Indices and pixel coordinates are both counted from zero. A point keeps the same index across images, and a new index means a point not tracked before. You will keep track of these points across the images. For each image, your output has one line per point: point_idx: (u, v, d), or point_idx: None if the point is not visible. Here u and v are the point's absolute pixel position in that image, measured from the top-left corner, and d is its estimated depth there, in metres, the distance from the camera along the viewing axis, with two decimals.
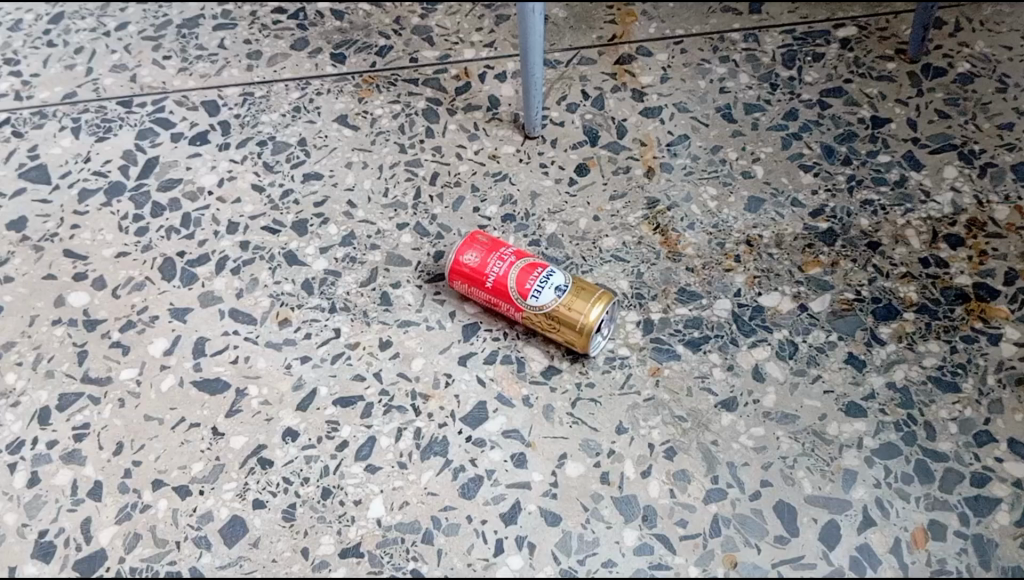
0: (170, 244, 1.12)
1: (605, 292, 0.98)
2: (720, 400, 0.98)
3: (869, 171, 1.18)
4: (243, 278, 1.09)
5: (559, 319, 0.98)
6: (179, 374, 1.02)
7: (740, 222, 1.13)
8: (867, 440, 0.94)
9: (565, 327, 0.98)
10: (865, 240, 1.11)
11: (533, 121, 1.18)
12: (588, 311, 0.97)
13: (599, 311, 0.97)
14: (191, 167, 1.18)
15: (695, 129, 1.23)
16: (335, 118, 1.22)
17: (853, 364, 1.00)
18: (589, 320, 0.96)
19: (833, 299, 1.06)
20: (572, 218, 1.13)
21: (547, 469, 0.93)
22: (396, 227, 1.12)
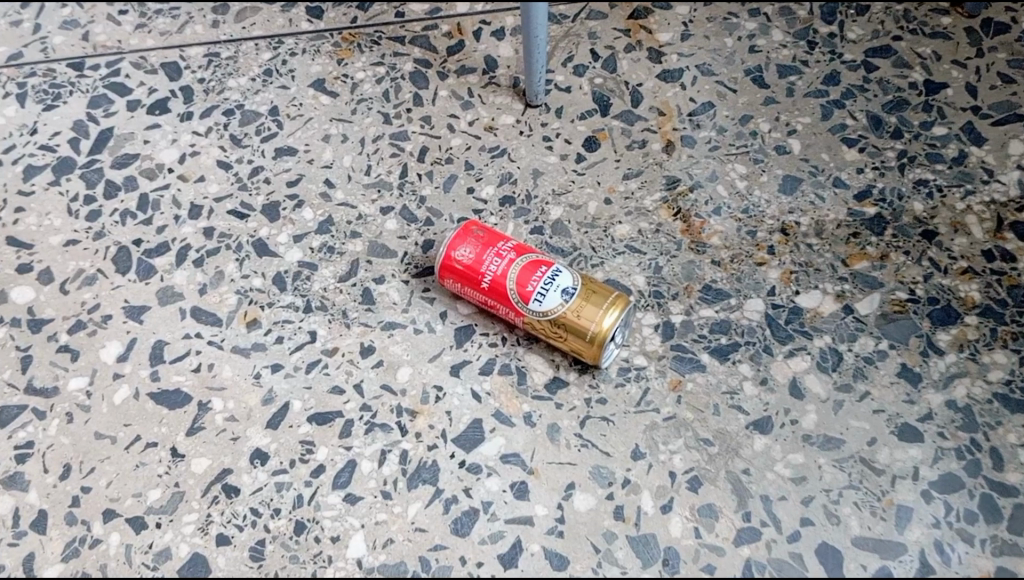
0: (125, 231, 0.96)
1: (621, 295, 0.85)
2: (752, 420, 0.85)
3: (922, 146, 1.03)
4: (207, 271, 0.93)
5: (566, 326, 0.84)
6: (134, 385, 0.86)
7: (774, 207, 0.99)
8: (923, 470, 0.83)
9: (572, 335, 0.84)
10: (919, 228, 0.97)
11: (536, 88, 1.03)
12: (600, 318, 0.83)
13: (614, 318, 0.84)
14: (149, 140, 1.02)
15: (721, 96, 1.07)
16: (310, 83, 1.07)
17: (906, 378, 0.88)
18: (602, 329, 0.83)
19: (883, 299, 0.93)
20: (580, 201, 0.99)
21: (551, 502, 0.81)
22: (379, 212, 0.97)
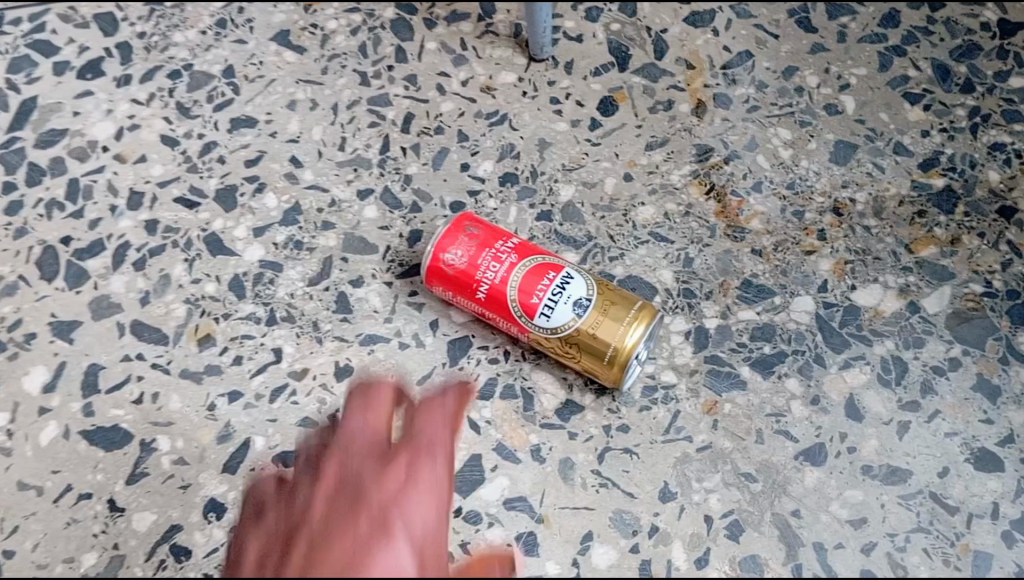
0: (51, 226, 0.81)
1: (646, 304, 0.70)
2: (802, 449, 0.72)
3: (998, 102, 0.86)
4: (150, 276, 0.79)
5: (580, 344, 0.70)
6: (64, 421, 0.73)
7: (824, 180, 0.83)
8: (1004, 506, 0.70)
9: (587, 354, 0.70)
10: (995, 204, 0.81)
11: (541, 40, 0.85)
12: (622, 335, 0.69)
13: (638, 334, 0.69)
14: (79, 111, 0.86)
15: (761, 44, 0.89)
16: (272, 36, 0.90)
17: (983, 393, 0.74)
18: (624, 349, 0.69)
19: (955, 294, 0.78)
20: (595, 178, 0.83)
21: (566, 557, 0.69)
22: (356, 196, 0.82)
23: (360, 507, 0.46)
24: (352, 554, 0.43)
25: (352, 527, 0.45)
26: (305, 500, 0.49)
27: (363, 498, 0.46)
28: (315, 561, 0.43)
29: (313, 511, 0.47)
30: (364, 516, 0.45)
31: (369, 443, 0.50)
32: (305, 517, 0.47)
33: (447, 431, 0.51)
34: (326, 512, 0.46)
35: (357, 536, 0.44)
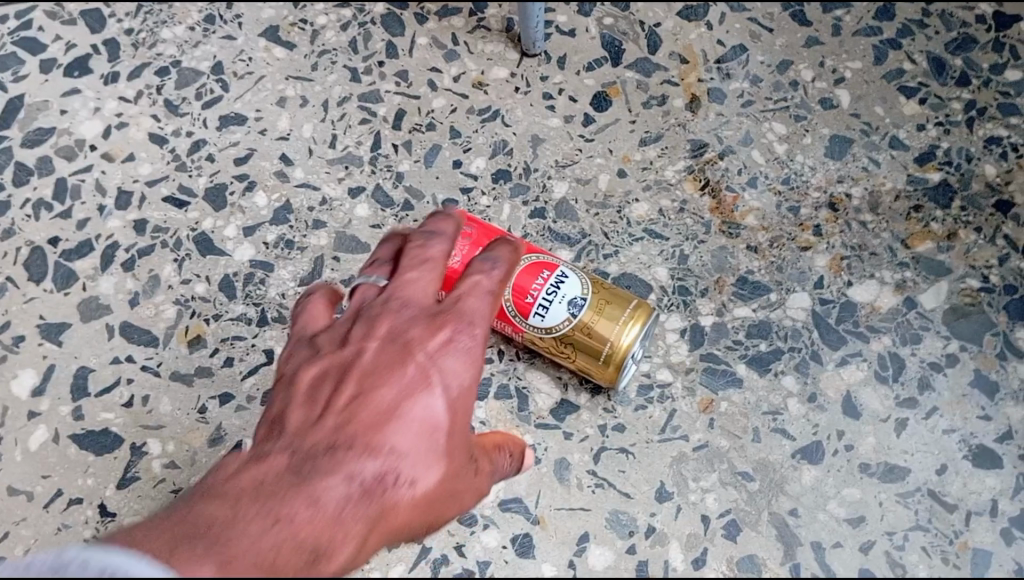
0: (39, 227, 0.80)
1: (642, 303, 0.69)
2: (799, 447, 0.72)
3: (993, 95, 0.85)
4: (139, 277, 0.78)
5: (574, 343, 0.69)
6: (54, 425, 0.72)
7: (820, 175, 0.82)
8: (1002, 503, 0.70)
9: (582, 353, 0.69)
10: (991, 198, 0.80)
11: (533, 34, 0.84)
12: (618, 334, 0.68)
13: (634, 333, 0.68)
14: (66, 110, 0.85)
15: (755, 37, 0.88)
16: (262, 32, 0.89)
17: (980, 389, 0.73)
18: (620, 348, 0.68)
19: (952, 290, 0.77)
20: (589, 174, 0.82)
21: (562, 558, 0.68)
22: (347, 194, 0.81)
23: (418, 347, 0.51)
24: (409, 386, 0.49)
25: (409, 365, 0.50)
26: (368, 318, 0.52)
27: (424, 334, 0.51)
28: (364, 401, 0.48)
29: (376, 335, 0.51)
30: (422, 355, 0.50)
31: (427, 284, 0.55)
32: (365, 337, 0.51)
33: (495, 290, 0.56)
34: (378, 359, 0.50)
35: (413, 374, 0.49)
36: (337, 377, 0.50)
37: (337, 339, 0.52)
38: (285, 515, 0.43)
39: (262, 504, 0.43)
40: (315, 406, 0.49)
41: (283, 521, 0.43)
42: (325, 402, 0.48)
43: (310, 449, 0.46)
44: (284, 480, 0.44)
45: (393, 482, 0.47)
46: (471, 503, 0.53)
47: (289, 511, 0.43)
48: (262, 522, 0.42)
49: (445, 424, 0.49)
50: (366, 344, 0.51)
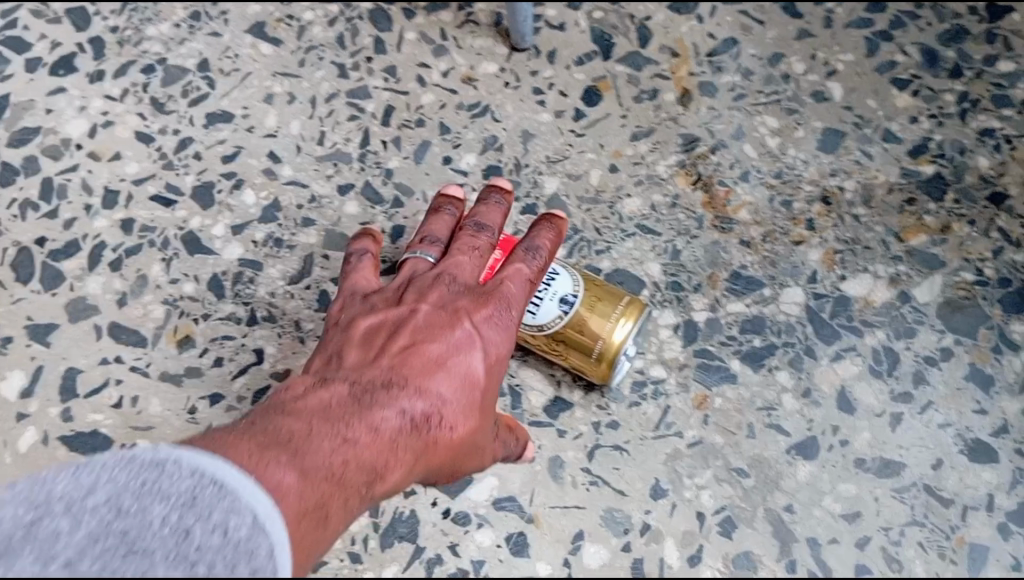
0: (25, 227, 0.78)
1: (634, 300, 0.69)
2: (794, 443, 0.71)
3: (987, 87, 0.84)
4: (127, 277, 0.77)
5: (566, 342, 0.68)
6: (43, 427, 0.71)
7: (812, 169, 0.81)
8: (999, 497, 0.69)
9: (575, 351, 0.68)
10: (985, 190, 0.80)
11: (522, 29, 0.83)
12: (609, 331, 0.67)
13: (626, 330, 0.67)
14: (52, 109, 0.84)
15: (746, 30, 0.88)
16: (248, 29, 0.88)
17: (976, 383, 0.73)
18: (612, 346, 0.67)
19: (946, 283, 0.76)
20: (580, 170, 0.81)
21: (557, 557, 0.68)
22: (336, 191, 0.80)
23: (464, 314, 0.61)
24: (453, 344, 0.59)
25: (455, 327, 0.60)
26: (422, 284, 0.64)
27: (468, 303, 0.62)
28: (418, 349, 0.58)
29: (429, 298, 0.62)
30: (467, 320, 0.60)
31: (477, 264, 0.66)
32: (420, 300, 0.62)
33: (532, 278, 0.65)
34: (429, 320, 0.60)
35: (458, 334, 0.59)
36: (395, 330, 0.60)
37: (396, 300, 0.63)
38: (351, 434, 0.51)
39: (331, 424, 0.52)
40: (371, 354, 0.59)
41: (350, 441, 0.51)
42: (383, 350, 0.59)
43: (369, 384, 0.56)
44: (348, 408, 0.53)
45: (435, 423, 0.55)
46: (486, 462, 0.62)
47: (353, 432, 0.52)
48: (331, 437, 0.50)
49: (480, 383, 0.58)
50: (420, 306, 0.62)
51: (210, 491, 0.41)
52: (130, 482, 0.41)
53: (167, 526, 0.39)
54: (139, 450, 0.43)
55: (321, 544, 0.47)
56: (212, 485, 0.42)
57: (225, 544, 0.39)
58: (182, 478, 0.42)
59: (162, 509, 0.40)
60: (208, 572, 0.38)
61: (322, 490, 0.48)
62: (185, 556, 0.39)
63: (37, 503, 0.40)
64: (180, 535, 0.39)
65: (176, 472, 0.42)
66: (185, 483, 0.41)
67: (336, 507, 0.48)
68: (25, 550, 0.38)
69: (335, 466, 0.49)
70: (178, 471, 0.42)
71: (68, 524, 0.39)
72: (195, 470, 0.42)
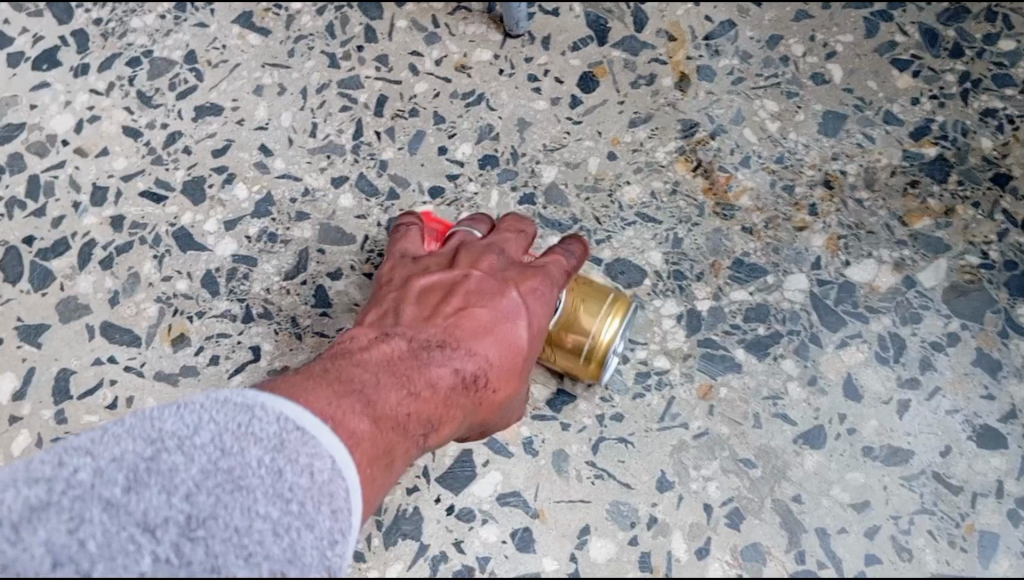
0: (12, 226, 0.77)
1: (619, 297, 0.66)
2: (800, 432, 0.70)
3: (988, 66, 0.83)
4: (118, 275, 0.75)
5: (554, 347, 0.67)
6: (36, 430, 0.70)
7: (814, 153, 0.80)
8: (1008, 483, 0.68)
9: (562, 353, 0.67)
10: (989, 171, 0.79)
11: (516, 15, 0.82)
12: (597, 335, 0.65)
13: (613, 331, 0.66)
14: (36, 104, 0.82)
15: (743, 13, 0.86)
16: (235, 19, 0.86)
17: (983, 367, 0.72)
18: (600, 349, 0.66)
19: (951, 267, 0.75)
20: (578, 158, 0.80)
21: (562, 552, 0.67)
22: (330, 184, 0.78)
23: (513, 284, 0.59)
24: (506, 310, 0.57)
25: (506, 295, 0.58)
26: (473, 251, 0.62)
27: (517, 274, 0.60)
28: (473, 312, 0.57)
29: (482, 264, 0.61)
30: (516, 288, 0.59)
31: (521, 243, 0.65)
32: (472, 264, 0.61)
33: (569, 271, 0.64)
34: (482, 285, 0.59)
35: (511, 301, 0.58)
36: (449, 289, 0.59)
37: (447, 262, 0.62)
38: (413, 386, 0.52)
39: (396, 377, 0.52)
40: (427, 309, 0.58)
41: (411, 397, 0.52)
42: (438, 308, 0.58)
43: (426, 341, 0.55)
44: (409, 363, 0.53)
45: (485, 384, 0.55)
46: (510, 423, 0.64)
47: (414, 387, 0.52)
48: (397, 389, 0.51)
49: (527, 350, 0.58)
50: (473, 268, 0.60)
51: (296, 437, 0.43)
52: (228, 423, 0.42)
53: (264, 467, 0.41)
54: (229, 393, 0.44)
55: (381, 488, 0.49)
56: (296, 431, 0.43)
57: (312, 486, 0.41)
58: (270, 422, 0.43)
59: (257, 451, 0.42)
60: (301, 510, 0.40)
61: (387, 439, 0.49)
62: (282, 494, 0.40)
63: (150, 438, 0.41)
64: (275, 476, 0.41)
65: (264, 416, 0.43)
66: (272, 427, 0.43)
67: (398, 455, 0.50)
68: (151, 482, 0.39)
69: (399, 417, 0.51)
70: (265, 416, 0.43)
71: (183, 460, 0.40)
72: (280, 416, 0.44)
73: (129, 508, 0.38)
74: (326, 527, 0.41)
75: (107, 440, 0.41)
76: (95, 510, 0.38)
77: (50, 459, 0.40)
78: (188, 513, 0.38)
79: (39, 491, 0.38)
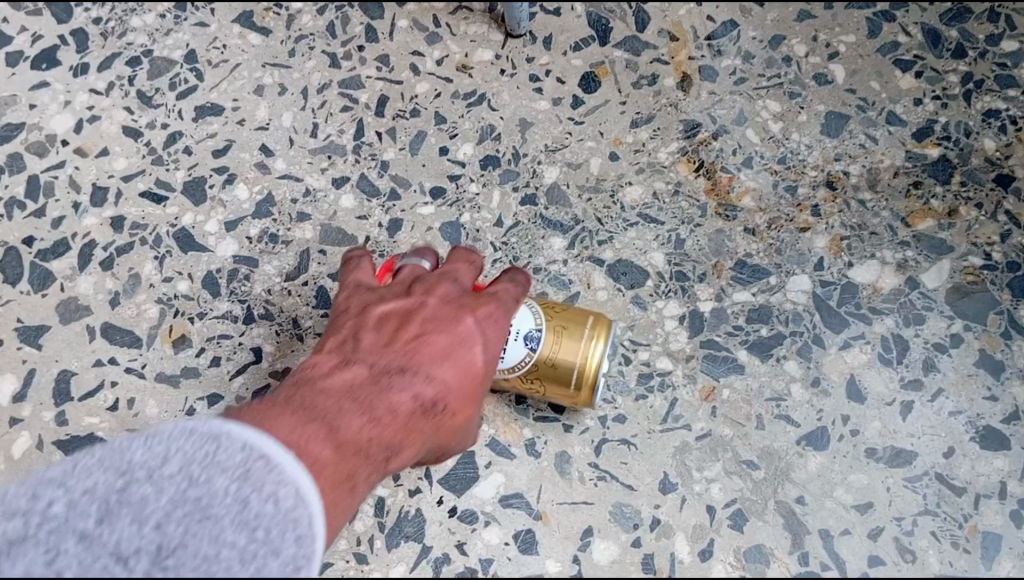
0: (12, 227, 0.76)
1: (597, 318, 0.66)
2: (803, 434, 0.70)
3: (991, 67, 0.82)
4: (119, 276, 0.75)
5: (543, 378, 0.65)
6: (37, 432, 0.70)
7: (816, 154, 0.80)
8: (1011, 485, 0.68)
9: (550, 384, 0.66)
10: (992, 172, 0.79)
11: (518, 15, 0.81)
12: (584, 357, 0.64)
13: (599, 350, 0.65)
14: (35, 104, 0.81)
15: (746, 12, 0.85)
16: (236, 18, 0.85)
17: (986, 369, 0.72)
18: (589, 370, 0.64)
19: (954, 268, 0.75)
20: (580, 158, 0.80)
21: (565, 554, 0.67)
22: (332, 185, 0.78)
23: (470, 308, 0.57)
24: (462, 334, 0.55)
25: (463, 320, 0.56)
26: (427, 278, 0.60)
27: (473, 298, 0.58)
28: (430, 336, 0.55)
29: (437, 290, 0.58)
30: (472, 314, 0.57)
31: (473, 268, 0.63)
32: (428, 290, 0.58)
33: (517, 298, 0.61)
34: (440, 309, 0.57)
35: (468, 325, 0.56)
36: (405, 315, 0.56)
37: (403, 289, 0.59)
38: (375, 412, 0.51)
39: (356, 404, 0.50)
40: (385, 336, 0.55)
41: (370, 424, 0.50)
42: (396, 333, 0.55)
43: (385, 367, 0.53)
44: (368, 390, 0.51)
45: (444, 409, 0.53)
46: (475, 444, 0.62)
47: (375, 413, 0.51)
48: (358, 414, 0.50)
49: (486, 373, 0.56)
50: (430, 295, 0.58)
51: (261, 465, 0.40)
52: (195, 452, 0.40)
53: (230, 495, 0.38)
54: (196, 421, 0.41)
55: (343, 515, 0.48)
56: (262, 459, 0.41)
57: (279, 514, 0.39)
58: (235, 449, 0.40)
59: (224, 480, 0.39)
60: (267, 537, 0.38)
61: (349, 464, 0.48)
62: (248, 522, 0.38)
63: (121, 469, 0.39)
64: (242, 504, 0.38)
65: (230, 443, 0.40)
66: (238, 455, 0.40)
67: (360, 481, 0.49)
68: (124, 513, 0.37)
69: (360, 443, 0.49)
70: (231, 443, 0.41)
71: (152, 490, 0.38)
72: (247, 443, 0.41)
73: (102, 538, 0.36)
74: (291, 555, 0.38)
75: (80, 471, 0.39)
76: (70, 542, 0.36)
77: (24, 491, 0.38)
78: (160, 542, 0.36)
79: (16, 524, 0.36)
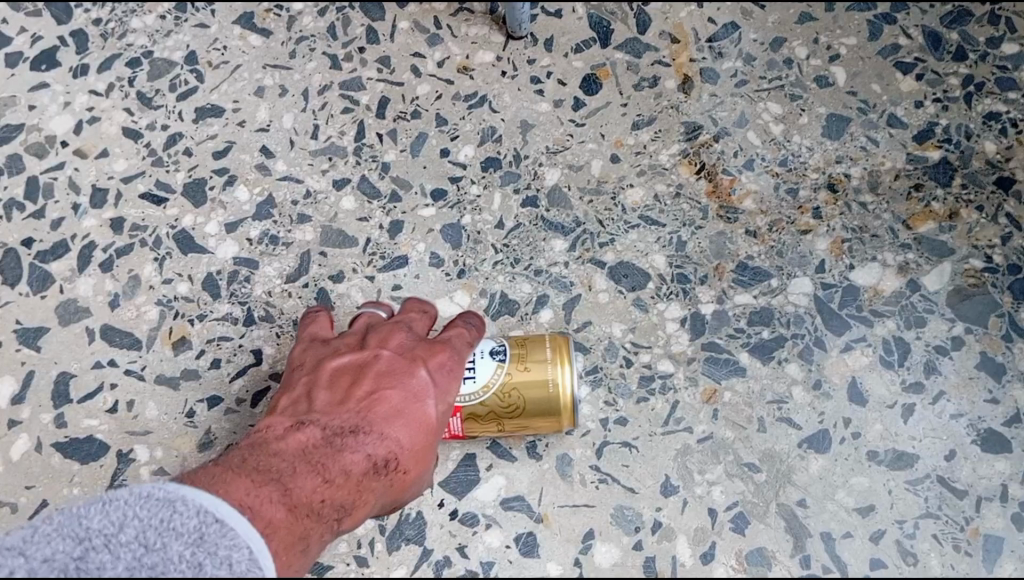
0: (11, 228, 0.76)
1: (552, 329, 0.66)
2: (805, 436, 0.70)
3: (992, 69, 0.82)
4: (118, 277, 0.74)
5: (519, 388, 0.63)
6: (36, 434, 0.70)
7: (817, 156, 0.80)
8: (1013, 488, 0.68)
9: (527, 395, 0.64)
10: (993, 174, 0.79)
11: (519, 16, 0.80)
12: (549, 355, 0.64)
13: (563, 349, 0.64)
14: (35, 105, 0.81)
15: (747, 15, 0.85)
16: (236, 19, 0.85)
17: (987, 371, 0.72)
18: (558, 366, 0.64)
19: (955, 270, 0.75)
20: (581, 160, 0.80)
21: (566, 557, 0.67)
22: (333, 187, 0.78)
23: (423, 361, 0.59)
24: (413, 389, 0.57)
25: (415, 374, 0.58)
26: (381, 331, 0.61)
27: (425, 348, 0.60)
28: (383, 394, 0.56)
29: (391, 342, 0.60)
30: (424, 365, 0.58)
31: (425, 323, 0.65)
32: (381, 343, 0.60)
33: (472, 340, 0.63)
34: (393, 364, 0.58)
35: (420, 379, 0.57)
36: (358, 372, 0.58)
37: (357, 344, 0.61)
38: (329, 472, 0.52)
39: (311, 466, 0.52)
40: (339, 395, 0.57)
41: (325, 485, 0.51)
42: (349, 391, 0.57)
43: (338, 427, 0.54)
44: (322, 451, 0.53)
45: (396, 467, 0.54)
46: None
47: (330, 474, 0.52)
48: (312, 475, 0.51)
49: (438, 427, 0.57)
50: (382, 349, 0.59)
51: (215, 529, 0.42)
52: (151, 519, 0.41)
53: (186, 561, 0.40)
54: (151, 488, 0.43)
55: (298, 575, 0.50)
56: (216, 523, 0.42)
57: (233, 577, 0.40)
58: (190, 515, 0.42)
59: (179, 546, 0.40)
60: None
61: (303, 526, 0.49)
62: None
63: (78, 536, 0.40)
64: (197, 569, 0.40)
65: (184, 509, 0.42)
66: (192, 521, 0.42)
67: (313, 541, 0.50)
68: None
69: (313, 504, 0.50)
70: (185, 509, 0.42)
71: (110, 557, 0.39)
72: (201, 509, 0.43)
73: None
74: None
75: (37, 539, 0.39)
76: None
77: None
78: None
79: None
